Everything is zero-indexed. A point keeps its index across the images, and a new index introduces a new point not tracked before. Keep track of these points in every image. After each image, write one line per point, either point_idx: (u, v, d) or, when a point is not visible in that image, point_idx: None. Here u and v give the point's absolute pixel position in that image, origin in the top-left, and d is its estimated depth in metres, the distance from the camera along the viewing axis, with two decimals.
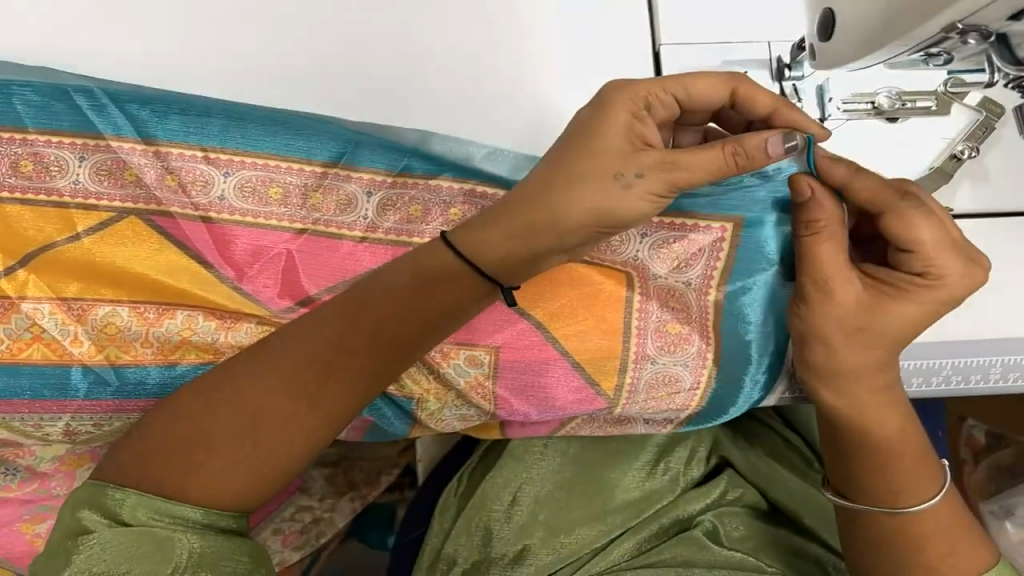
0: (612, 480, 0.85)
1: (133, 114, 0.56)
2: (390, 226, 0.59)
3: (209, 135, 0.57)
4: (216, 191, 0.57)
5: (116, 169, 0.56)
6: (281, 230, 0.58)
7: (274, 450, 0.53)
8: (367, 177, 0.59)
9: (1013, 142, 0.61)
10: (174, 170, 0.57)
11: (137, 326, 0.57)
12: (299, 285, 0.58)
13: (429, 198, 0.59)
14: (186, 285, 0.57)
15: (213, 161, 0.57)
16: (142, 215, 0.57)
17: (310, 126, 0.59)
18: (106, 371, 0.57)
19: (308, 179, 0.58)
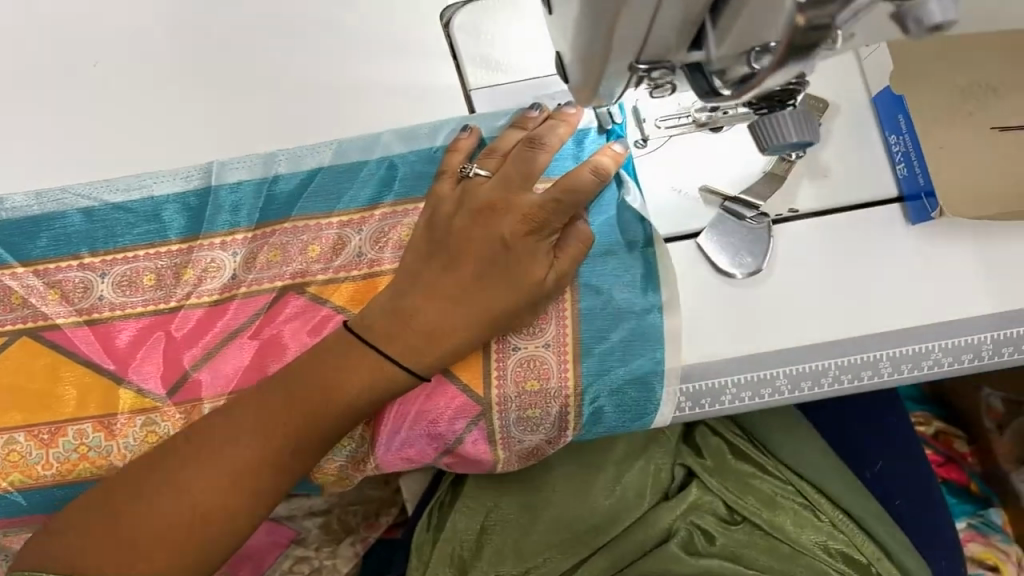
0: (578, 493, 0.76)
1: (6, 241, 0.57)
2: (254, 278, 0.56)
3: (81, 245, 0.57)
4: (97, 292, 0.56)
5: (4, 296, 0.57)
6: (154, 313, 0.56)
7: (212, 545, 0.51)
8: (230, 238, 0.57)
9: (846, 135, 0.61)
10: (56, 283, 0.56)
11: (37, 450, 0.54)
12: (178, 362, 0.55)
13: (287, 240, 0.56)
14: (70, 409, 0.55)
15: (89, 266, 0.57)
16: (34, 332, 0.56)
17: (152, 204, 0.57)
18: (15, 497, 0.55)
19: (176, 257, 0.57)
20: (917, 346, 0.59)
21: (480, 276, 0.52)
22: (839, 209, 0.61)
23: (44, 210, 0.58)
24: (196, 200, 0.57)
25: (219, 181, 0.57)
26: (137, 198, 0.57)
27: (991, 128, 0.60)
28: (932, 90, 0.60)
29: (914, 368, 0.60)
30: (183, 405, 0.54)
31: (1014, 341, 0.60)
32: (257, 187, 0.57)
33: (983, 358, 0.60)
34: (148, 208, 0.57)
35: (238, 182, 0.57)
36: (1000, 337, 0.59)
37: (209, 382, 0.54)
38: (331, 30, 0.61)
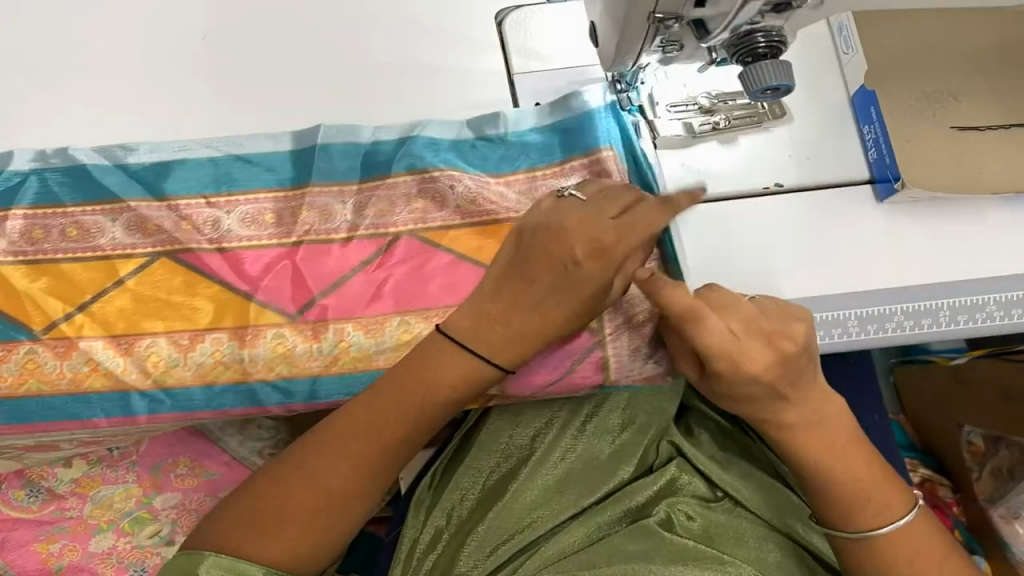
0: (575, 451, 1.06)
1: (149, 181, 0.80)
2: (367, 223, 0.78)
3: (209, 186, 0.79)
4: (223, 226, 0.78)
5: (139, 224, 0.78)
6: (279, 246, 0.78)
7: (334, 523, 0.69)
8: (341, 190, 0.80)
9: (826, 124, 0.75)
10: (187, 216, 0.78)
11: (175, 353, 0.75)
12: (304, 287, 0.76)
13: (383, 194, 0.79)
14: (207, 321, 0.76)
15: (215, 204, 0.79)
16: (171, 255, 0.77)
17: (275, 157, 0.81)
18: (158, 393, 0.75)
19: (293, 202, 0.79)
20: (883, 308, 0.71)
21: (541, 302, 0.71)
22: (828, 185, 0.74)
23: (183, 159, 0.81)
24: (307, 157, 0.81)
25: (328, 141, 0.81)
26: (259, 154, 0.81)
27: (951, 126, 0.71)
28: (900, 89, 0.72)
29: (879, 330, 0.71)
30: (308, 322, 0.76)
31: (966, 310, 0.72)
32: (362, 150, 0.81)
33: (937, 323, 0.71)
34: (274, 160, 0.81)
35: (337, 142, 0.81)
36: (954, 304, 0.71)
37: (323, 308, 0.76)
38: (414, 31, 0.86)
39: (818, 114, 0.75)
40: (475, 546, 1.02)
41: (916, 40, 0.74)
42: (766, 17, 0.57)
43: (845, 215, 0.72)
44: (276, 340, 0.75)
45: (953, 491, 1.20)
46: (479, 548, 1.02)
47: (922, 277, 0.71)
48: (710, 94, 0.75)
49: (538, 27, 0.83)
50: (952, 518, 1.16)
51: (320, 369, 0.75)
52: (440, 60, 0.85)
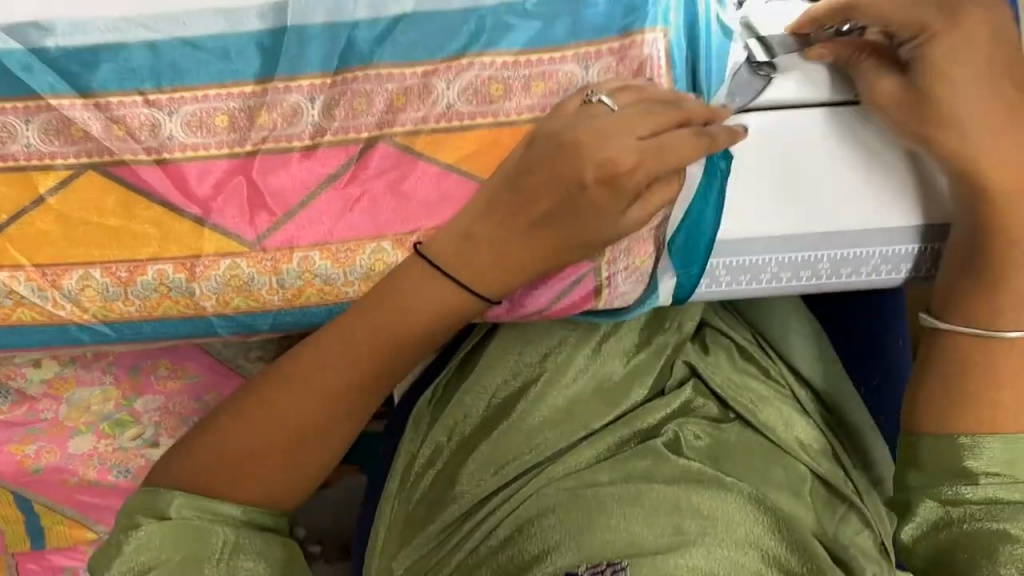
0: (586, 372, 0.97)
1: (68, 69, 0.62)
2: (338, 126, 0.63)
3: (146, 80, 0.62)
4: (166, 132, 0.63)
5: (63, 127, 0.63)
6: (232, 157, 0.63)
7: (315, 455, 0.70)
8: (309, 83, 0.63)
9: None
10: (120, 119, 0.62)
11: (114, 287, 0.65)
12: (262, 205, 0.63)
13: (372, 87, 0.63)
14: (153, 246, 0.64)
15: (155, 103, 0.62)
16: (99, 168, 0.63)
17: (231, 39, 0.62)
18: (101, 327, 0.67)
19: (251, 99, 0.63)
20: None
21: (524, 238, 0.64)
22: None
23: (108, 41, 0.62)
24: (269, 40, 0.63)
25: (308, 20, 0.63)
26: (204, 34, 0.62)
27: None
28: None
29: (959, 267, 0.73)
30: (270, 252, 0.64)
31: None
32: (337, 34, 0.63)
33: None
34: (226, 43, 0.62)
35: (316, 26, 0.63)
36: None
37: (303, 234, 0.63)
38: None
39: None
40: (478, 466, 0.96)
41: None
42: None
43: None
44: (229, 274, 0.64)
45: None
46: (474, 469, 0.96)
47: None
48: None
49: None
50: None
51: (282, 304, 0.66)
52: None
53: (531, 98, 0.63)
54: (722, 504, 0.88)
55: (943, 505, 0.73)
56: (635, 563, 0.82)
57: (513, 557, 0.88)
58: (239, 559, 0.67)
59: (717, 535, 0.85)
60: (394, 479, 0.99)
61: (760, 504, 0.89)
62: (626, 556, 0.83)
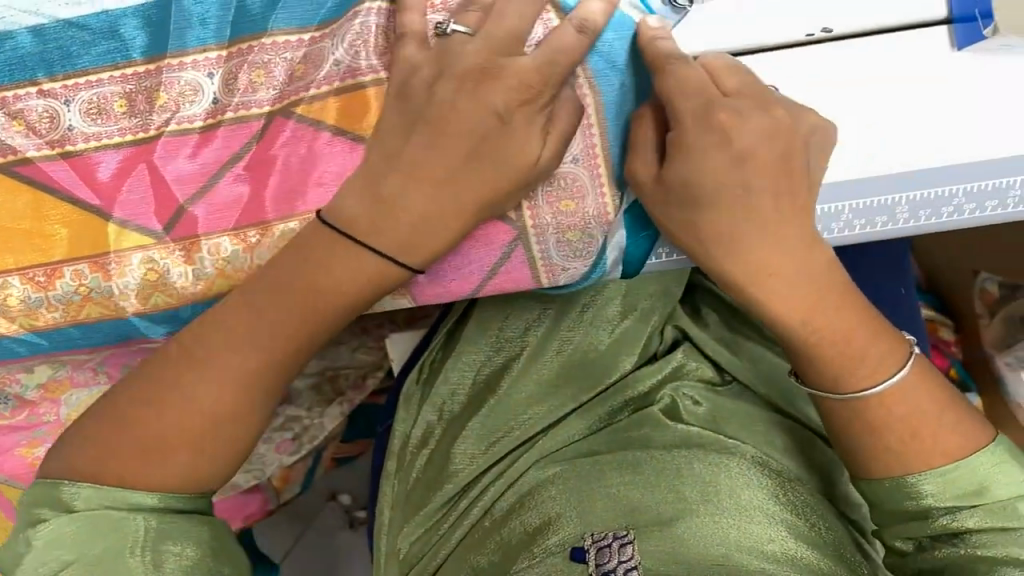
0: (573, 341, 0.93)
1: None
2: (237, 102, 0.61)
3: (37, 68, 0.60)
4: (66, 122, 0.61)
5: None
6: (135, 144, 0.61)
7: (246, 435, 0.66)
8: (204, 57, 0.60)
9: None
10: (18, 114, 0.60)
11: (35, 293, 0.64)
12: (167, 195, 0.61)
13: (266, 58, 0.60)
14: (66, 249, 0.62)
15: (50, 93, 0.60)
16: (7, 168, 0.61)
17: (111, 17, 0.59)
18: (29, 336, 0.66)
19: (146, 80, 0.60)
20: (987, 185, 0.64)
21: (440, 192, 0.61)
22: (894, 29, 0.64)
23: None
24: (150, 14, 0.59)
25: None
26: (84, 12, 0.59)
27: None
28: None
29: (975, 210, 0.66)
30: (184, 241, 0.62)
31: (989, 196, 0.65)
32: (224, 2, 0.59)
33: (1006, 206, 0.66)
34: (109, 22, 0.59)
35: None
36: (970, 189, 0.65)
37: (217, 219, 0.62)
38: None
39: None
40: (470, 442, 0.93)
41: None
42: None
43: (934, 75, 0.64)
44: (147, 272, 0.63)
45: (953, 330, 1.26)
46: (465, 444, 0.93)
47: (927, 159, 0.63)
48: None
49: None
50: (949, 357, 1.24)
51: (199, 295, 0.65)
52: None
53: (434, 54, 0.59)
54: (726, 470, 0.81)
55: (912, 538, 0.67)
56: (643, 535, 0.77)
57: (513, 531, 0.84)
58: (165, 545, 0.61)
59: (722, 503, 0.78)
60: (389, 460, 0.96)
61: (764, 468, 0.83)
62: (628, 525, 0.78)
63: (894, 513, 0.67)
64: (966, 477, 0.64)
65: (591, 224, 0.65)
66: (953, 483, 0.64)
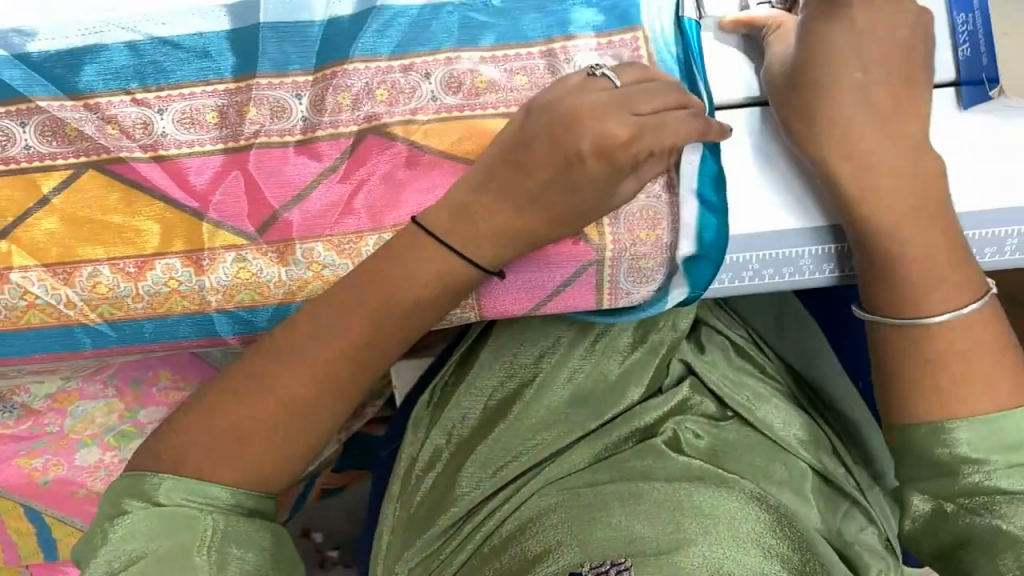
0: (581, 371, 0.97)
1: (53, 74, 0.65)
2: (326, 122, 0.66)
3: (129, 79, 0.65)
4: (158, 129, 0.66)
5: (57, 128, 0.65)
6: (224, 152, 0.66)
7: (305, 434, 0.68)
8: (293, 81, 0.66)
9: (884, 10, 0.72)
10: (112, 118, 0.65)
11: (124, 283, 0.67)
12: (263, 201, 0.66)
13: (354, 84, 0.66)
14: (157, 245, 0.66)
15: (143, 102, 0.66)
16: (101, 166, 0.66)
17: (218, 40, 0.66)
18: (102, 326, 0.69)
19: (237, 96, 0.66)
20: (981, 232, 0.70)
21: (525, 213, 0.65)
22: None
23: (89, 44, 0.66)
24: (246, 42, 0.66)
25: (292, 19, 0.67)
26: (185, 33, 0.66)
27: None
28: None
29: (974, 256, 0.71)
30: (275, 245, 0.66)
31: (987, 244, 0.70)
32: (310, 29, 0.67)
33: (1003, 252, 0.71)
34: (205, 44, 0.66)
35: (278, 23, 0.66)
36: (968, 237, 0.70)
37: (304, 226, 0.66)
38: None
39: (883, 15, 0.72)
40: (476, 466, 0.95)
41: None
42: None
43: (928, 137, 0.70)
44: (238, 269, 0.67)
45: None
46: (472, 466, 0.95)
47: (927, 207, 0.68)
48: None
49: None
50: None
51: (284, 298, 0.68)
52: None
53: (517, 87, 0.67)
54: (727, 503, 0.83)
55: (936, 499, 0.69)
56: (640, 561, 0.76)
57: (514, 558, 0.84)
58: (231, 548, 0.63)
59: (720, 533, 0.80)
60: (394, 483, 0.99)
61: (761, 503, 0.85)
62: (627, 552, 0.78)
63: (926, 461, 0.69)
64: (1011, 430, 0.66)
65: (663, 251, 0.69)
66: (999, 433, 0.66)
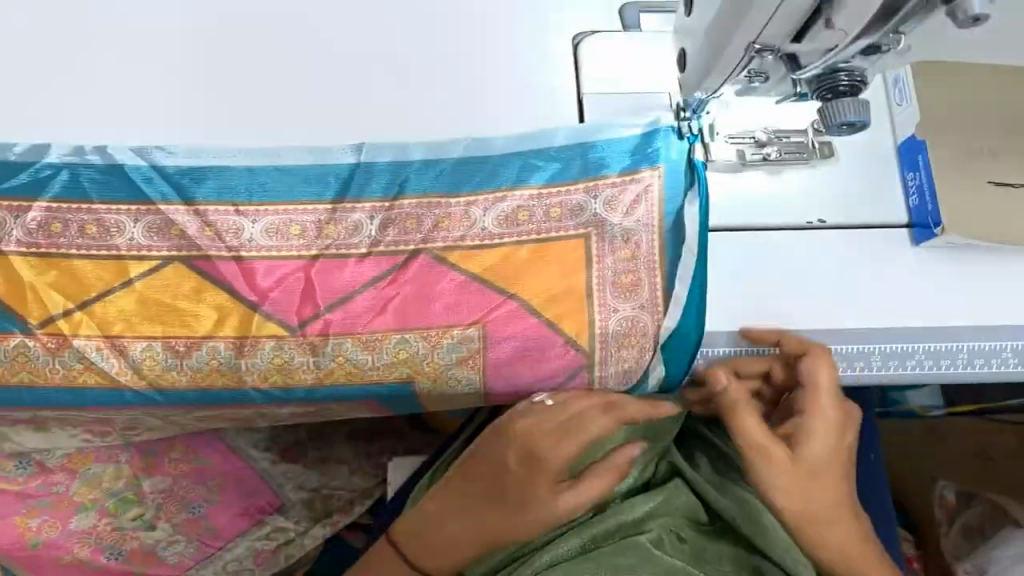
0: None
1: (177, 182, 0.73)
2: (390, 240, 0.74)
3: (239, 194, 0.74)
4: (246, 235, 0.74)
5: (164, 227, 0.73)
6: (297, 259, 0.74)
7: None
8: (369, 205, 0.74)
9: (875, 156, 0.81)
10: (211, 222, 0.73)
11: (172, 359, 0.74)
12: (313, 301, 0.74)
13: (424, 214, 0.74)
14: (209, 327, 0.74)
15: (243, 212, 0.74)
16: (184, 260, 0.73)
17: (320, 169, 0.74)
18: (150, 393, 0.75)
19: (322, 215, 0.74)
20: (944, 346, 0.78)
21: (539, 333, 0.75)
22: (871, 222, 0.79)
23: (211, 165, 0.74)
24: (346, 174, 0.74)
25: (371, 163, 0.75)
26: (295, 162, 0.74)
27: (988, 182, 0.79)
28: (947, 146, 0.79)
29: (934, 364, 0.79)
30: (311, 336, 0.74)
31: (942, 356, 0.79)
32: (395, 168, 0.75)
33: (956, 364, 0.80)
34: (309, 171, 0.74)
35: (369, 160, 0.75)
36: (928, 349, 0.78)
37: (338, 323, 0.74)
38: (486, 55, 0.80)
39: (882, 165, 0.81)
40: None
41: (968, 102, 0.81)
42: (854, 58, 0.66)
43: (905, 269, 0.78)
44: (274, 356, 0.74)
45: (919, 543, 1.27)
46: None
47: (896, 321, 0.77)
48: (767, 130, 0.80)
49: (609, 48, 0.80)
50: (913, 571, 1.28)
51: (315, 382, 0.75)
52: (517, 71, 0.79)
53: (551, 223, 0.74)
54: None
55: None
56: None
57: None
58: None
59: None
60: None
61: None
62: None
63: None
64: None
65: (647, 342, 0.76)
66: None
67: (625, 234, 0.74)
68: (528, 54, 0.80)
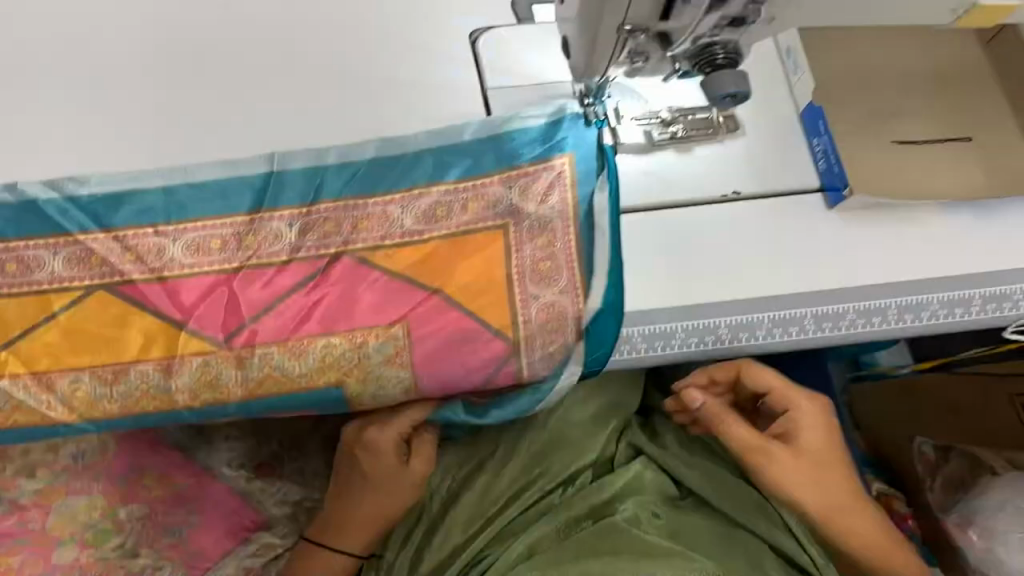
0: None
1: (94, 212, 0.75)
2: (310, 245, 0.75)
3: (159, 215, 0.75)
4: (168, 254, 0.74)
5: (84, 257, 0.74)
6: (217, 272, 0.74)
7: None
8: (287, 213, 0.75)
9: (784, 122, 0.84)
10: (132, 247, 0.74)
11: (101, 388, 0.74)
12: (235, 315, 0.74)
13: (342, 215, 0.75)
14: (134, 352, 0.73)
15: (163, 233, 0.74)
16: (105, 287, 0.74)
17: (239, 182, 0.76)
18: (83, 423, 0.75)
19: (241, 227, 0.75)
20: (873, 304, 0.80)
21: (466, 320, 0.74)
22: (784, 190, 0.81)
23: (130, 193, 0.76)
24: (261, 186, 0.76)
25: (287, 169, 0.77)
26: (215, 177, 0.77)
27: (892, 140, 0.81)
28: (843, 113, 0.82)
29: (867, 322, 0.82)
30: (235, 350, 0.74)
31: (873, 313, 0.82)
32: (312, 174, 0.77)
33: (888, 319, 0.82)
34: (226, 186, 0.76)
35: (284, 171, 0.77)
36: (858, 308, 0.81)
37: (263, 333, 0.74)
38: (394, 66, 0.84)
39: (787, 132, 0.84)
40: None
41: (859, 67, 0.85)
42: (725, 31, 0.69)
43: (823, 230, 0.80)
44: (201, 373, 0.74)
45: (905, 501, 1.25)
46: None
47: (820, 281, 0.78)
48: (672, 109, 0.82)
49: (515, 51, 0.84)
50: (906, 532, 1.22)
51: (245, 394, 0.75)
52: (425, 78, 0.83)
53: (466, 216, 0.75)
54: None
55: None
56: None
57: None
58: None
59: None
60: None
61: None
62: None
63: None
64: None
65: (573, 327, 0.76)
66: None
67: (540, 222, 0.75)
68: (434, 64, 0.84)
